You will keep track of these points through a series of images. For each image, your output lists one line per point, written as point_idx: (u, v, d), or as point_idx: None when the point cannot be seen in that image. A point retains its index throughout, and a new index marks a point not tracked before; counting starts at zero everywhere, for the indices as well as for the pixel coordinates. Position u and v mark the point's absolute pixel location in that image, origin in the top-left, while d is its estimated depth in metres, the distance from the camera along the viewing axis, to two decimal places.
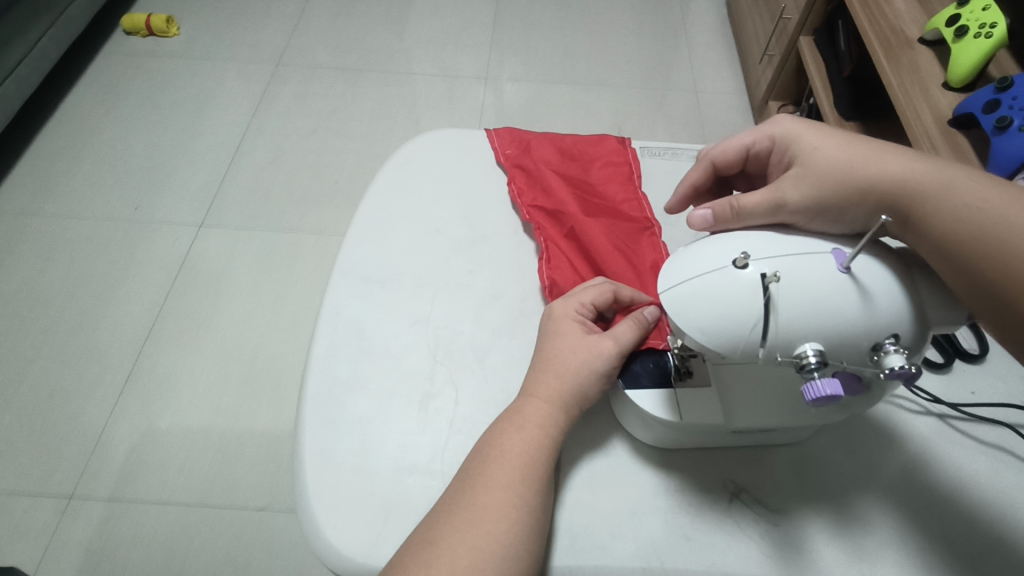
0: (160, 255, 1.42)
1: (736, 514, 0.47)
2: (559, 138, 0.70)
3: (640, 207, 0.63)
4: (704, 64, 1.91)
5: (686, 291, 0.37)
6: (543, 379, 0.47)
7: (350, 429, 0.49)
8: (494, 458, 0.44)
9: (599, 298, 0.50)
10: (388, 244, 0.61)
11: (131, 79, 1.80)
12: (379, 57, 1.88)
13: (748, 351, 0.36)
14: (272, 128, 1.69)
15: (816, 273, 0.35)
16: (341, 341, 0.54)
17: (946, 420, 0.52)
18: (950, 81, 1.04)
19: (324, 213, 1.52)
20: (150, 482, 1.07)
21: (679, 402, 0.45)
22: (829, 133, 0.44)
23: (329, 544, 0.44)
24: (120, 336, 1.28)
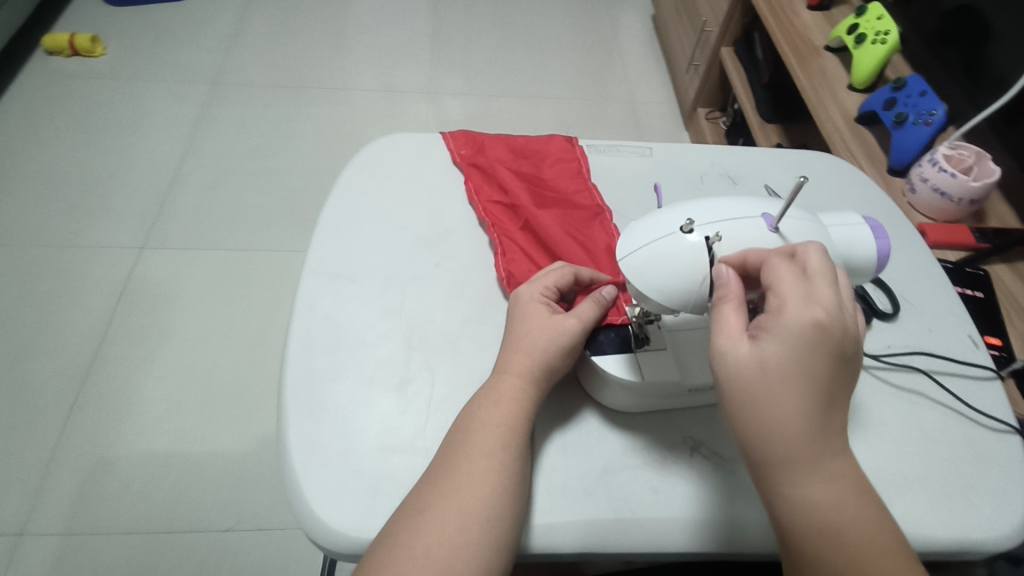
0: (100, 279, 1.38)
1: (696, 466, 0.51)
2: (511, 138, 0.74)
3: (590, 197, 0.68)
4: (636, 75, 2.03)
5: (643, 257, 0.42)
6: (515, 357, 0.49)
7: (332, 416, 0.51)
8: (474, 430, 0.47)
9: (561, 279, 0.53)
10: (354, 242, 0.64)
11: (58, 100, 1.74)
12: (321, 73, 1.90)
13: (699, 305, 0.41)
14: (213, 146, 1.67)
15: (751, 234, 0.41)
16: (316, 335, 0.56)
17: (870, 371, 0.58)
18: (853, 81, 1.18)
19: (273, 229, 1.51)
20: (106, 511, 1.08)
21: (640, 364, 0.49)
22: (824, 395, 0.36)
23: (321, 525, 0.47)
24: (62, 366, 1.25)
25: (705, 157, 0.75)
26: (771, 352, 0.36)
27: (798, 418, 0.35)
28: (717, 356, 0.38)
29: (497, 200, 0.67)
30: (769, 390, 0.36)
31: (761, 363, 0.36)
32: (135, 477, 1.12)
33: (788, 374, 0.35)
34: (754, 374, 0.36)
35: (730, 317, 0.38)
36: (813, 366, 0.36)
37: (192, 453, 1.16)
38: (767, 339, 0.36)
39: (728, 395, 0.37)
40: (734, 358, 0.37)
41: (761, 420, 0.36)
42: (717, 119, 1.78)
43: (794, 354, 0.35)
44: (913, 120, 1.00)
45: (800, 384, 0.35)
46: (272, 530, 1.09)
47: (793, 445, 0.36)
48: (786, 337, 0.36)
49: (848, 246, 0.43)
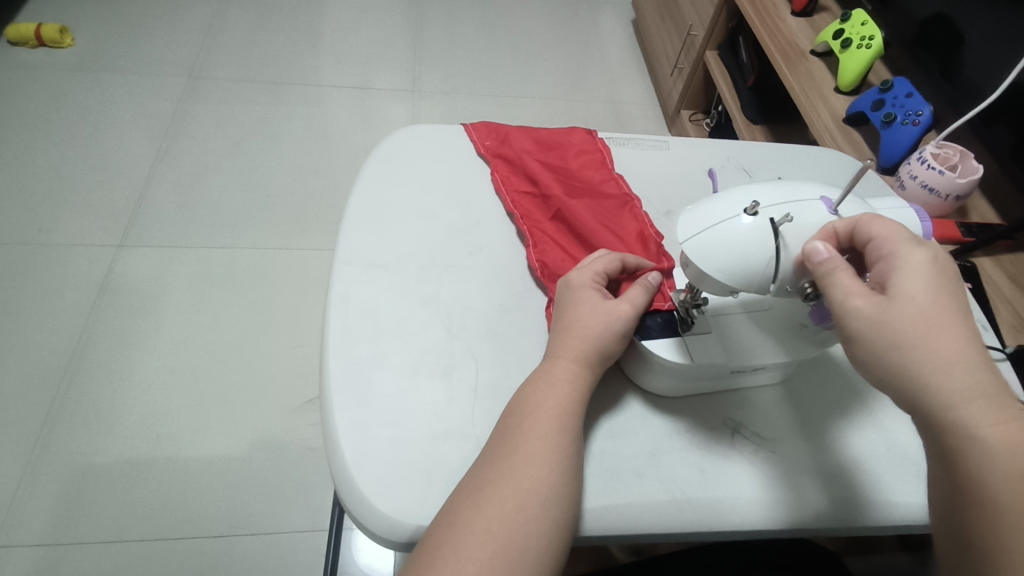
0: (74, 279, 1.32)
1: (739, 447, 0.53)
2: (534, 130, 0.75)
3: (617, 187, 0.69)
4: (619, 77, 2.05)
5: (708, 239, 0.43)
6: (568, 339, 0.50)
7: (378, 406, 0.51)
8: (529, 410, 0.47)
9: (609, 265, 0.55)
10: (384, 232, 0.63)
11: (22, 93, 1.65)
12: (302, 70, 1.86)
13: (762, 287, 0.44)
14: (191, 142, 1.61)
15: (815, 218, 0.43)
16: (354, 324, 0.55)
17: None
18: (839, 84, 1.23)
19: (257, 225, 1.46)
20: (89, 520, 1.03)
21: (689, 347, 0.50)
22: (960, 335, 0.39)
23: (376, 512, 0.46)
24: (37, 370, 1.18)
25: (720, 150, 0.77)
26: (910, 291, 0.39)
27: (954, 347, 0.38)
28: (854, 314, 0.40)
29: (526, 190, 0.68)
30: (915, 337, 0.38)
31: (903, 313, 0.39)
32: (121, 484, 1.07)
33: (929, 306, 0.39)
34: (899, 316, 0.39)
35: (851, 279, 0.40)
36: (942, 299, 0.39)
37: (180, 457, 1.11)
38: (899, 282, 0.39)
39: (881, 347, 0.39)
40: (873, 311, 0.39)
41: (924, 355, 0.38)
42: (701, 121, 1.82)
43: (926, 300, 0.39)
44: (901, 120, 1.04)
45: (942, 314, 0.39)
46: (269, 534, 1.05)
47: (961, 377, 0.38)
48: (914, 276, 0.39)
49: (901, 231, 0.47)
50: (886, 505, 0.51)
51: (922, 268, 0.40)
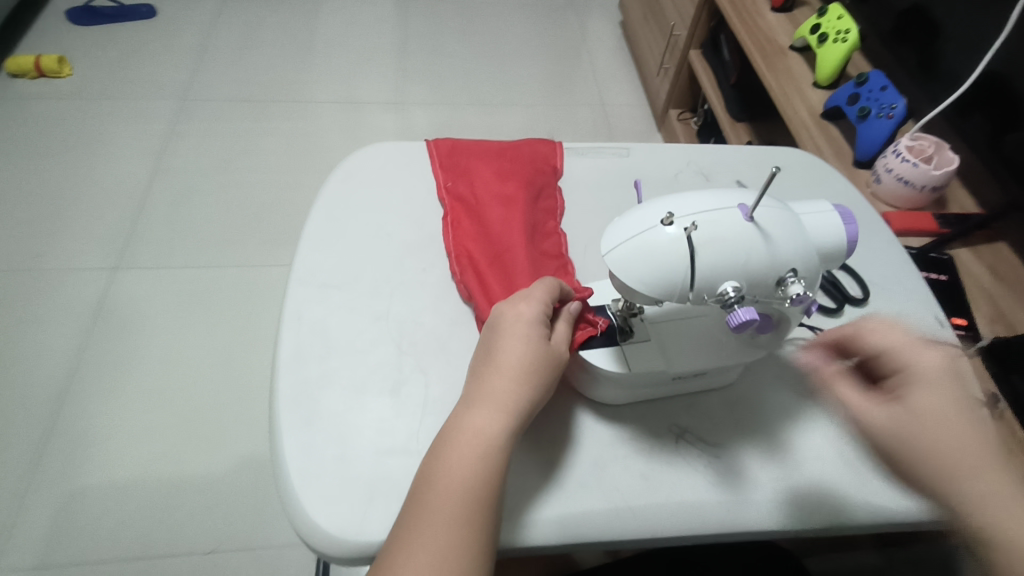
0: (73, 302, 1.35)
1: (684, 452, 0.53)
2: (498, 165, 0.73)
3: (558, 245, 0.66)
4: (606, 80, 2.06)
5: (626, 251, 0.43)
6: (499, 384, 0.47)
7: (328, 424, 0.52)
8: (448, 473, 0.44)
9: (551, 293, 0.52)
10: (341, 250, 0.64)
11: (23, 122, 1.70)
12: (292, 86, 1.89)
13: (679, 296, 0.43)
14: (184, 164, 1.64)
15: (728, 226, 0.42)
16: (306, 343, 0.57)
17: None
18: (817, 79, 1.22)
19: (247, 244, 1.48)
20: (87, 538, 1.06)
21: (626, 355, 0.51)
22: (957, 433, 0.42)
23: (320, 530, 0.47)
24: (37, 393, 1.21)
25: (680, 155, 0.77)
26: (922, 399, 0.44)
27: (966, 443, 0.42)
28: (873, 418, 0.45)
29: (475, 234, 0.66)
30: (919, 430, 0.43)
31: (910, 414, 0.44)
32: (116, 503, 1.10)
33: (941, 408, 0.43)
34: (914, 419, 0.44)
35: (854, 394, 0.46)
36: (951, 407, 0.43)
37: (173, 475, 1.13)
38: (913, 392, 0.44)
39: (902, 445, 0.44)
40: (884, 418, 0.45)
41: (935, 456, 0.42)
42: (689, 120, 1.81)
43: (923, 411, 0.44)
44: (875, 114, 1.03)
45: (949, 423, 0.43)
46: (258, 548, 1.07)
47: (991, 482, 0.41)
48: (944, 379, 0.44)
49: (822, 233, 0.44)
50: (829, 506, 0.51)
51: (936, 378, 0.44)
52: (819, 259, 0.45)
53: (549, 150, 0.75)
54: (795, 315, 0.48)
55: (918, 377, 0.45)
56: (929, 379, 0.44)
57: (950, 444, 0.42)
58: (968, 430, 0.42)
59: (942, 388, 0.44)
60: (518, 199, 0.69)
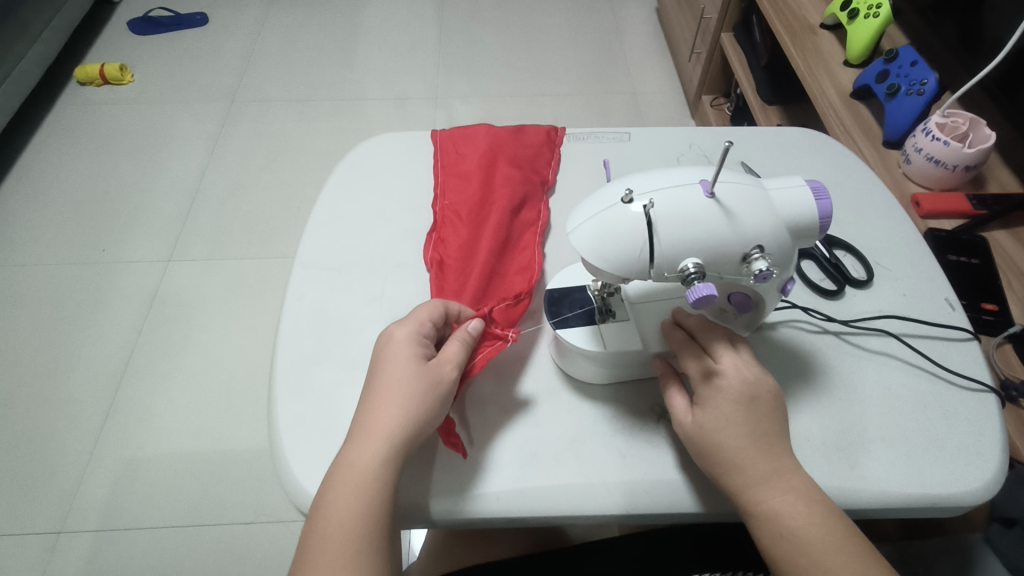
0: (129, 291, 1.44)
1: (665, 430, 0.53)
2: (488, 162, 0.71)
3: (530, 256, 0.65)
4: (641, 68, 2.03)
5: (588, 230, 0.43)
6: (377, 414, 0.48)
7: (318, 397, 0.55)
8: (331, 510, 0.45)
9: (432, 314, 0.54)
10: (343, 236, 0.67)
11: (87, 124, 1.82)
12: (332, 85, 1.95)
13: (641, 273, 0.43)
14: (231, 161, 1.72)
15: (687, 202, 0.42)
16: (305, 323, 0.60)
17: (841, 336, 0.59)
18: (848, 57, 1.17)
19: (287, 237, 1.55)
20: (139, 509, 1.13)
21: (603, 335, 0.52)
22: (741, 444, 0.45)
23: (305, 494, 0.50)
24: (95, 374, 1.30)
25: (682, 138, 0.76)
26: (712, 411, 0.46)
27: (748, 455, 0.44)
28: (681, 425, 0.48)
29: (451, 239, 0.65)
30: (709, 440, 0.46)
31: (699, 426, 0.46)
32: (165, 477, 1.17)
33: (729, 419, 0.45)
34: (707, 429, 0.46)
35: (677, 401, 0.49)
36: (744, 417, 0.45)
37: (217, 452, 1.20)
38: (706, 403, 0.47)
39: (699, 455, 0.46)
40: (687, 426, 0.47)
41: (724, 465, 0.45)
42: (722, 106, 1.77)
43: (715, 422, 0.46)
44: (905, 91, 0.99)
45: (735, 434, 0.45)
46: (293, 522, 1.13)
47: (772, 493, 0.43)
48: (729, 392, 0.46)
49: (789, 208, 0.44)
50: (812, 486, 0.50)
51: (725, 391, 0.46)
52: (788, 236, 0.44)
53: (545, 156, 0.74)
54: (771, 293, 0.47)
55: (713, 388, 0.47)
56: (723, 390, 0.46)
57: (734, 455, 0.44)
58: (752, 440, 0.45)
59: (734, 399, 0.46)
60: (497, 205, 0.67)
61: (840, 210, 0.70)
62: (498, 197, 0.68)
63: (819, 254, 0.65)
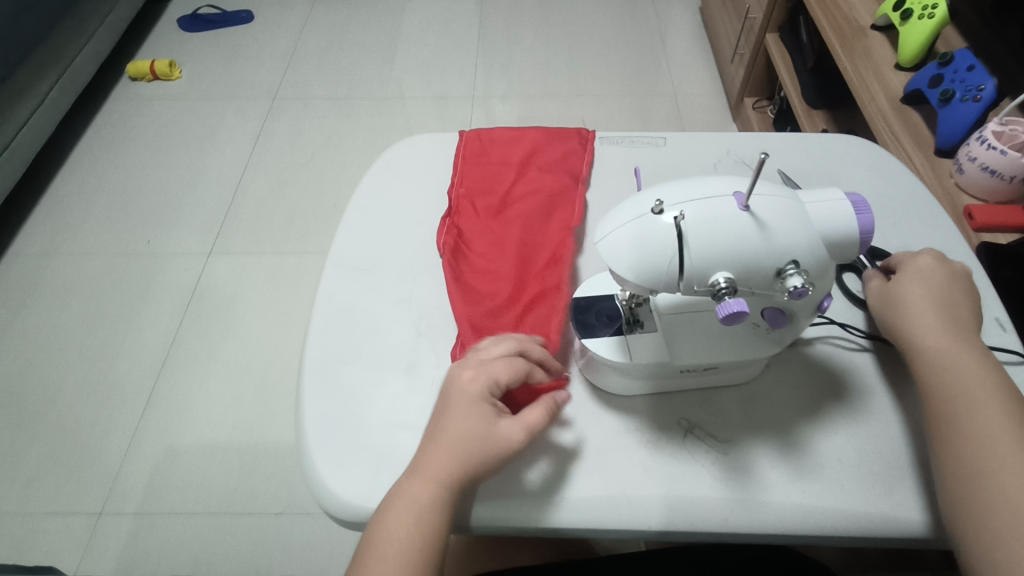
0: (172, 283, 1.49)
1: (691, 445, 0.52)
2: (518, 163, 0.74)
3: (565, 251, 0.65)
4: (682, 69, 1.99)
5: (616, 239, 0.42)
6: (438, 456, 0.47)
7: (343, 396, 0.56)
8: (383, 541, 0.46)
9: (517, 373, 0.51)
10: (374, 236, 0.68)
11: (138, 120, 1.89)
12: (371, 85, 1.97)
13: (670, 285, 0.42)
14: (272, 158, 1.76)
15: (719, 214, 0.41)
16: (334, 322, 0.61)
17: (882, 354, 0.57)
18: (900, 60, 1.12)
19: (325, 233, 1.57)
20: (176, 494, 1.17)
21: (630, 346, 0.51)
22: (968, 362, 0.48)
23: (329, 492, 0.51)
24: (139, 362, 1.35)
25: (719, 144, 0.75)
26: (939, 331, 0.50)
27: (976, 373, 0.48)
28: (911, 334, 0.51)
29: (475, 232, 0.68)
30: (941, 348, 0.49)
31: (931, 338, 0.50)
32: (201, 465, 1.20)
33: (955, 341, 0.49)
34: (939, 343, 0.49)
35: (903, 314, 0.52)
36: (967, 343, 0.49)
37: (251, 442, 1.23)
38: (932, 320, 0.51)
39: (927, 357, 0.49)
40: (918, 334, 0.51)
41: (956, 375, 0.48)
42: (765, 108, 1.72)
43: (947, 336, 0.50)
44: (961, 97, 0.95)
45: (962, 352, 0.49)
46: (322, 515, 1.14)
47: (999, 413, 0.45)
48: (956, 322, 0.51)
49: (827, 222, 0.42)
50: (846, 513, 0.48)
51: (954, 319, 0.51)
52: (825, 252, 0.43)
53: (577, 152, 0.74)
54: (807, 309, 0.46)
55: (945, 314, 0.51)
56: (954, 319, 0.51)
57: (963, 370, 0.48)
58: (976, 361, 0.48)
59: (954, 326, 0.50)
60: (529, 204, 0.69)
61: (885, 222, 0.67)
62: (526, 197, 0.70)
63: (862, 266, 0.62)
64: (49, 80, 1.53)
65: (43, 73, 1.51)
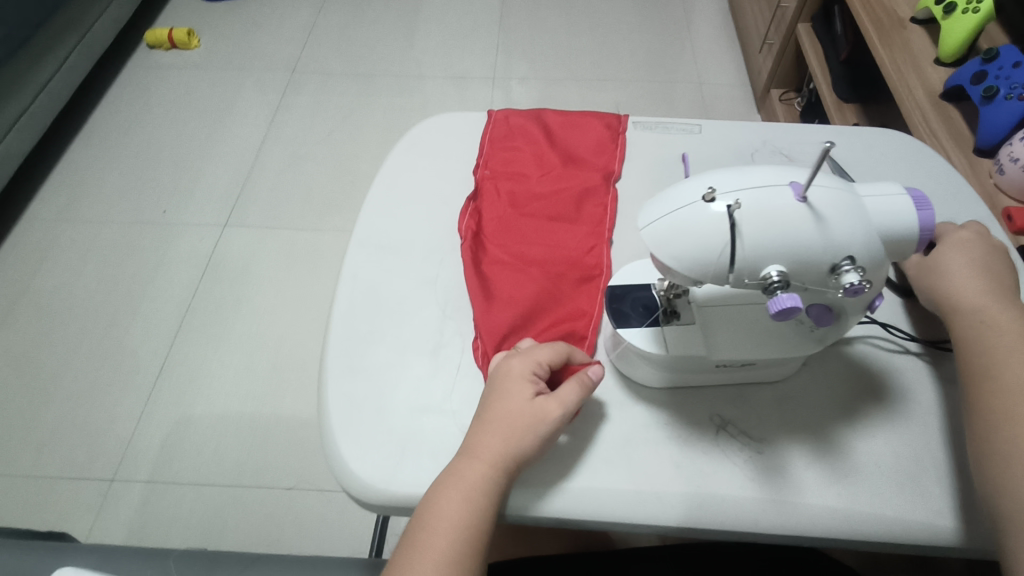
0: (187, 253, 1.48)
1: (723, 443, 0.51)
2: (549, 152, 0.71)
3: (596, 256, 0.63)
4: (707, 57, 1.95)
5: (664, 227, 0.40)
6: (486, 439, 0.48)
7: (368, 377, 0.55)
8: (433, 526, 0.45)
9: (554, 355, 0.52)
10: (400, 215, 0.66)
11: (155, 88, 1.87)
12: (390, 62, 1.95)
13: (718, 277, 0.40)
14: (289, 132, 1.74)
15: (775, 204, 0.39)
16: (358, 301, 0.60)
17: (924, 357, 0.55)
18: (940, 55, 1.08)
19: (340, 210, 1.56)
20: (186, 465, 1.17)
21: (666, 338, 0.49)
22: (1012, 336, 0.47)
23: (352, 475, 0.50)
24: (152, 332, 1.35)
25: (757, 133, 0.72)
26: (982, 302, 0.49)
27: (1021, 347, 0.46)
28: (954, 304, 0.50)
29: (499, 219, 0.66)
30: (985, 321, 0.48)
31: (974, 309, 0.49)
32: (212, 436, 1.20)
33: (998, 314, 0.48)
34: (981, 314, 0.49)
35: (946, 283, 0.51)
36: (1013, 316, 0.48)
37: (262, 416, 1.22)
38: (974, 292, 0.50)
39: (970, 330, 0.49)
40: (960, 304, 0.50)
41: (1001, 348, 0.47)
42: (792, 100, 1.68)
43: (990, 308, 0.49)
44: (1006, 94, 0.91)
45: (1006, 325, 0.48)
46: (332, 491, 1.14)
47: None
48: (999, 294, 0.49)
49: (886, 218, 0.40)
50: (887, 519, 0.47)
51: (998, 292, 0.50)
52: (883, 247, 0.41)
53: (612, 146, 0.71)
54: (859, 308, 0.44)
55: (991, 288, 0.50)
56: (999, 292, 0.50)
57: (1008, 344, 0.47)
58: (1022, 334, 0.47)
59: (998, 299, 0.49)
60: (560, 198, 0.67)
61: None
62: (558, 190, 0.67)
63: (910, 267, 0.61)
64: (69, 43, 1.51)
65: (63, 37, 1.49)
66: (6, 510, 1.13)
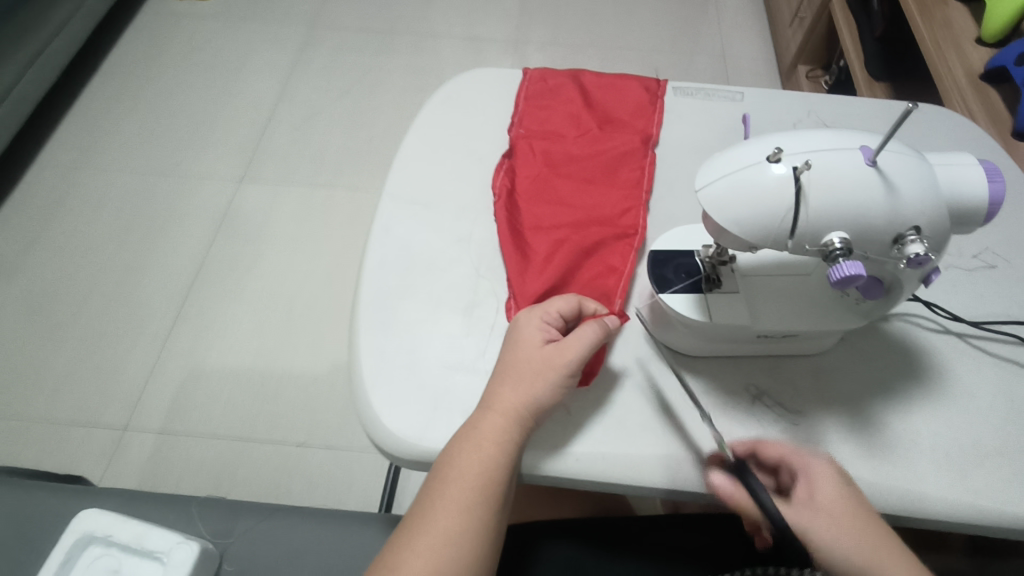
0: (199, 206, 1.46)
1: (759, 414, 0.50)
2: (585, 111, 0.69)
3: (632, 218, 0.61)
4: (734, 30, 1.90)
5: (725, 186, 0.39)
6: (503, 390, 0.48)
7: (400, 331, 0.54)
8: (453, 477, 0.45)
9: (565, 306, 0.52)
10: (433, 171, 0.65)
11: (168, 35, 1.82)
12: (409, 20, 1.89)
13: (778, 242, 0.39)
14: (304, 88, 1.70)
15: (845, 167, 0.38)
16: (391, 255, 0.59)
17: (965, 338, 0.54)
18: (982, 35, 1.05)
19: (355, 170, 1.53)
20: (198, 416, 1.18)
21: (709, 305, 0.48)
22: None
23: (384, 428, 0.49)
24: (164, 284, 1.34)
25: (800, 103, 0.70)
26: None
27: None
28: None
29: (533, 177, 0.64)
30: None
31: None
32: (223, 390, 1.21)
33: None
34: None
35: None
36: None
37: (274, 372, 1.22)
38: None
39: None
40: None
41: None
42: (820, 78, 1.64)
43: None
44: None
45: None
46: (340, 450, 1.15)
47: None
48: None
49: (955, 187, 0.39)
50: (923, 495, 0.46)
51: None
52: (947, 218, 0.40)
53: (650, 109, 0.69)
54: (913, 280, 0.43)
55: None
56: None
57: None
58: None
59: None
60: (596, 159, 0.65)
61: None
62: (593, 151, 0.66)
63: None
64: None
65: None
66: (19, 451, 1.13)
